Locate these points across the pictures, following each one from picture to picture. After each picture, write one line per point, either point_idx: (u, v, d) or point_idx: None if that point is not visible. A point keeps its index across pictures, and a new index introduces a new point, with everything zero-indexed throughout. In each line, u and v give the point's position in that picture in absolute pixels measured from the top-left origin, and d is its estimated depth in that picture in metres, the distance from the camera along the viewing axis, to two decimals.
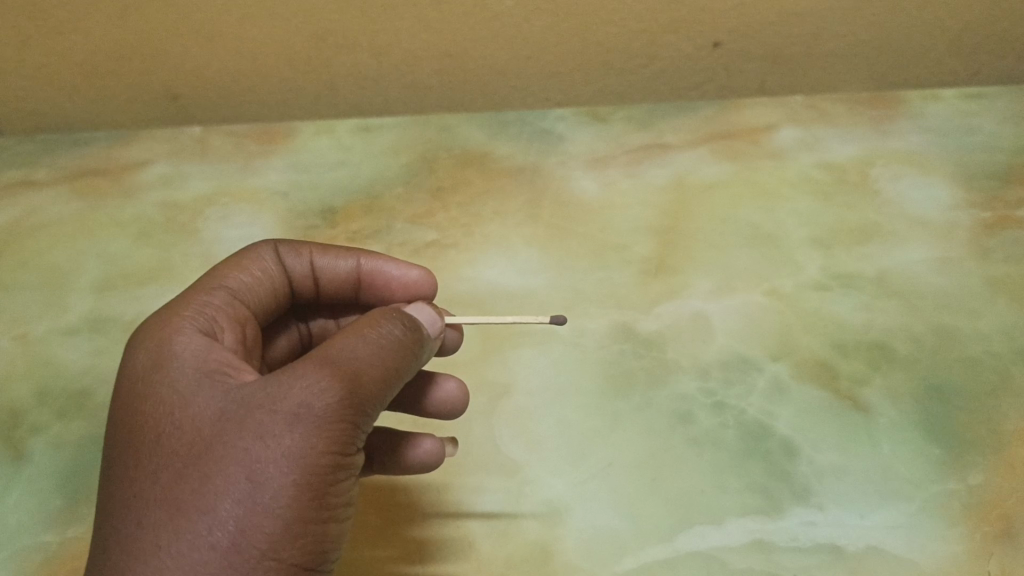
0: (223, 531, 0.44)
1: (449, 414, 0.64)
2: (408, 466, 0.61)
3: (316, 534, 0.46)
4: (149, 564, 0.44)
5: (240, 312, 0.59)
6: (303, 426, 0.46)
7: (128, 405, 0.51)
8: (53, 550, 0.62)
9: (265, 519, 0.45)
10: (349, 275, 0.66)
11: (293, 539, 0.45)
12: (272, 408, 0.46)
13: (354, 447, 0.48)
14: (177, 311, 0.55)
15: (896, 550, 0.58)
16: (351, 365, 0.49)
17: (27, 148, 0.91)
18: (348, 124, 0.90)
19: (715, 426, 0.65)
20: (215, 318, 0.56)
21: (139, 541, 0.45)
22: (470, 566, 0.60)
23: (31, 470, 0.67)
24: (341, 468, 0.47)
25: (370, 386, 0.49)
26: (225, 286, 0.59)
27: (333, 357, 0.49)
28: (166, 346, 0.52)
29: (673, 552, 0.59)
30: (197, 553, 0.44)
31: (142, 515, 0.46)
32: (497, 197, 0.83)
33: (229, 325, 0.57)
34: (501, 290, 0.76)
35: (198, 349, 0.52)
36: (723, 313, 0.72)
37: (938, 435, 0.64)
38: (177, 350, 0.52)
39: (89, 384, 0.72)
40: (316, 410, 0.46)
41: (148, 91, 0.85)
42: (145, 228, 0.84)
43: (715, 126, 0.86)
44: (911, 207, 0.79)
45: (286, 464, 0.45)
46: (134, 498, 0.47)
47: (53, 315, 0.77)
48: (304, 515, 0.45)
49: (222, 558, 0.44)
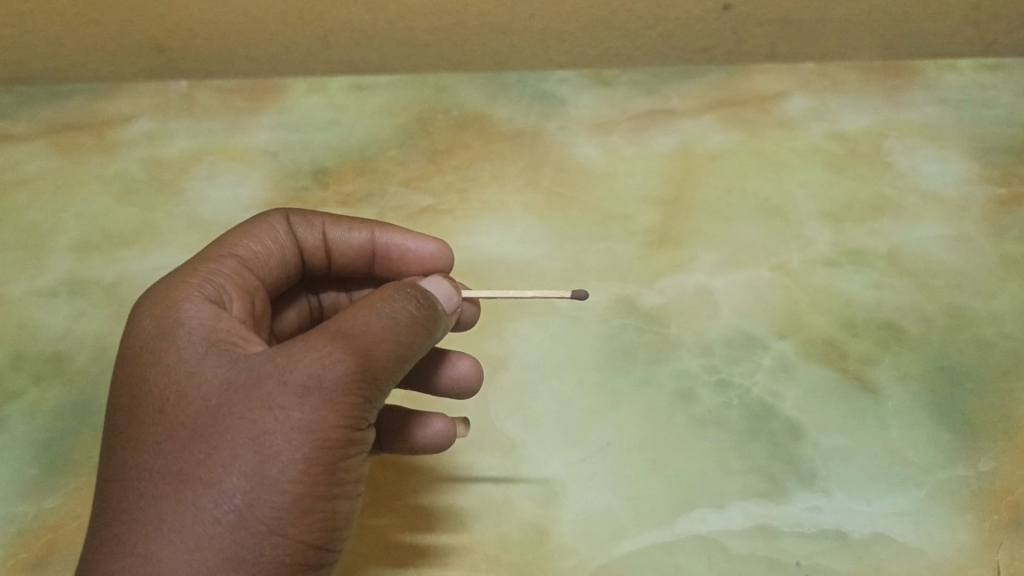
0: (229, 505, 0.42)
1: (463, 393, 0.62)
2: (417, 448, 0.58)
3: (325, 511, 0.44)
4: (150, 537, 0.42)
5: (249, 282, 0.56)
6: (314, 399, 0.43)
7: (130, 372, 0.48)
8: (30, 522, 0.59)
9: (273, 493, 0.42)
10: (363, 248, 0.63)
11: (301, 515, 0.43)
12: (282, 379, 0.44)
13: (366, 423, 0.46)
14: (184, 278, 0.52)
15: (902, 537, 0.56)
16: (365, 337, 0.46)
17: (5, 99, 0.86)
18: (341, 82, 0.87)
19: (719, 406, 0.63)
20: (223, 287, 0.53)
21: (141, 513, 0.43)
22: (461, 543, 0.58)
23: (5, 437, 0.64)
24: (352, 444, 0.45)
25: (383, 360, 0.46)
26: (234, 254, 0.56)
27: (346, 330, 0.46)
28: (172, 313, 0.50)
29: (672, 535, 0.57)
30: (201, 527, 0.42)
31: (144, 486, 0.43)
32: (496, 162, 0.80)
33: (237, 294, 0.54)
34: (499, 259, 0.73)
35: (205, 317, 0.49)
36: (727, 288, 0.69)
37: (948, 420, 0.62)
38: (183, 317, 0.49)
39: (68, 350, 0.69)
40: (327, 382, 0.44)
41: (133, 43, 0.81)
42: (128, 187, 0.80)
43: (723, 92, 0.83)
44: (925, 181, 0.76)
45: (295, 437, 0.43)
46: (135, 468, 0.44)
47: (32, 275, 0.74)
48: (313, 491, 0.43)
49: (227, 533, 0.42)
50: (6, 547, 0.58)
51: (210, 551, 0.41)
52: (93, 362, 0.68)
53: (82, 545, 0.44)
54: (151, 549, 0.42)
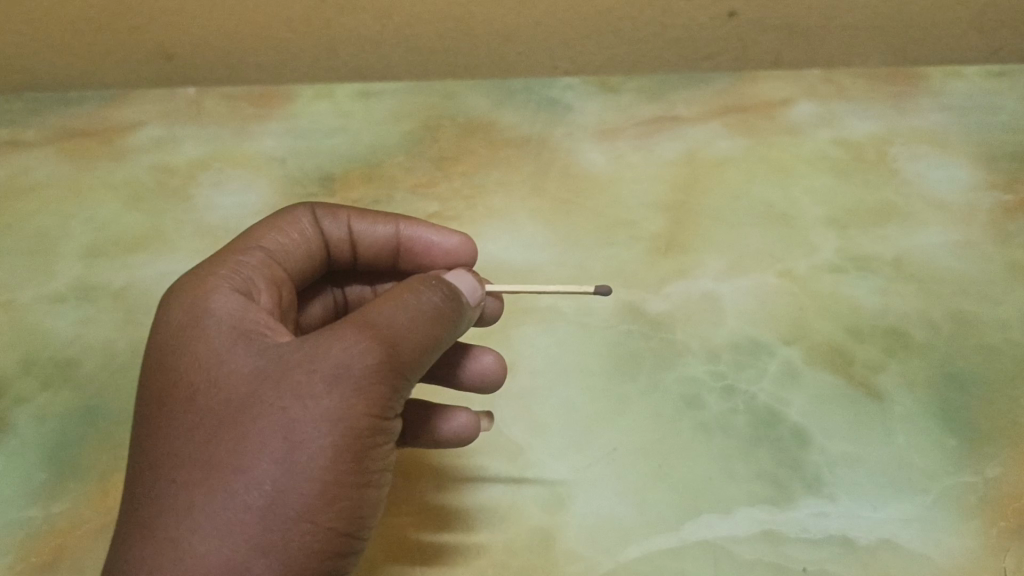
0: (258, 492, 0.42)
1: (486, 388, 0.62)
2: (440, 441, 0.59)
3: (352, 499, 0.44)
4: (181, 523, 0.42)
5: (276, 273, 0.57)
6: (342, 387, 0.44)
7: (161, 362, 0.49)
8: (39, 526, 0.60)
9: (301, 481, 0.42)
10: (387, 241, 0.63)
11: (330, 503, 0.43)
12: (311, 367, 0.44)
13: (393, 412, 0.46)
14: (213, 268, 0.53)
15: (909, 544, 0.57)
16: (393, 327, 0.47)
17: (15, 107, 0.87)
18: (348, 89, 0.87)
19: (724, 411, 0.63)
20: (251, 278, 0.54)
21: (172, 499, 0.43)
22: (467, 547, 0.58)
23: (13, 441, 0.64)
24: (379, 432, 0.45)
25: (411, 350, 0.46)
26: (261, 247, 0.56)
27: (374, 319, 0.46)
28: (201, 302, 0.50)
29: (679, 541, 0.57)
30: (231, 514, 0.42)
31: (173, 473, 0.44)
32: (502, 168, 0.80)
33: (265, 286, 0.54)
34: (505, 265, 0.73)
35: (234, 307, 0.50)
36: (734, 294, 0.69)
37: (954, 425, 0.62)
38: (212, 307, 0.50)
39: (76, 355, 0.69)
40: (355, 370, 0.44)
41: (140, 50, 0.82)
42: (137, 193, 0.81)
43: (729, 99, 0.83)
44: (930, 188, 0.76)
45: (324, 425, 0.43)
46: (166, 456, 0.45)
47: (40, 280, 0.75)
48: (340, 478, 0.43)
49: (256, 519, 0.42)
50: (15, 551, 0.59)
51: (240, 537, 0.42)
52: (101, 367, 0.68)
53: (113, 531, 0.45)
54: (182, 535, 0.42)
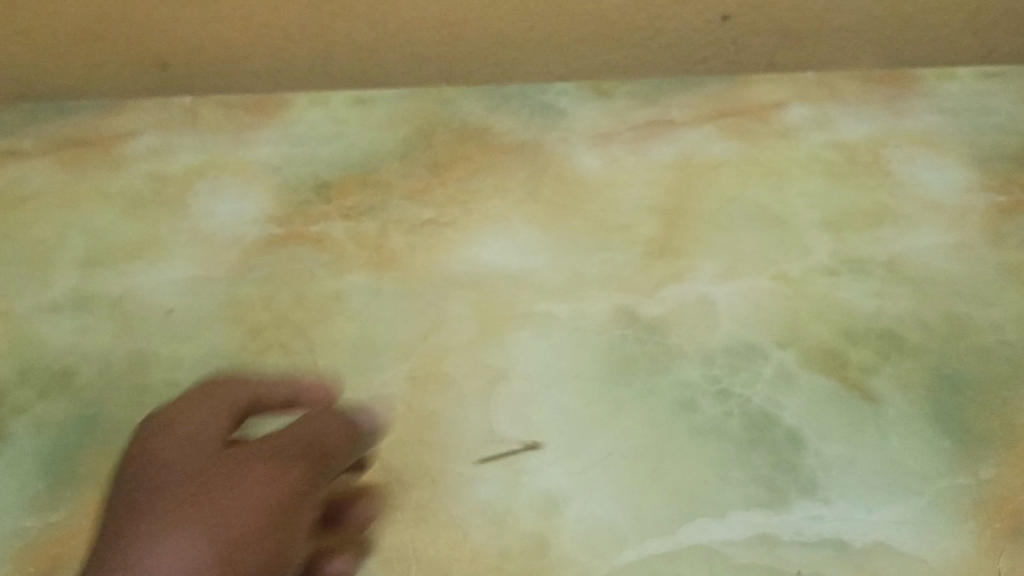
0: (235, 510, 0.54)
1: None
2: None
3: (278, 543, 0.55)
4: (150, 548, 0.52)
5: (238, 399, 0.63)
6: (300, 462, 0.57)
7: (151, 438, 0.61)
8: (36, 536, 0.60)
9: (265, 498, 0.55)
10: None
11: (278, 525, 0.55)
12: (273, 445, 0.58)
13: (315, 492, 0.58)
14: (173, 413, 0.61)
15: (904, 547, 0.57)
16: (322, 434, 0.59)
17: (10, 116, 0.86)
18: (343, 96, 0.87)
19: (719, 415, 0.63)
20: (207, 418, 0.61)
21: (154, 521, 0.54)
22: (462, 553, 0.58)
23: (11, 451, 0.64)
24: (299, 507, 0.57)
25: (341, 449, 0.59)
26: (219, 389, 0.63)
27: (312, 436, 0.59)
28: (165, 439, 0.59)
29: (673, 546, 0.57)
30: (205, 532, 0.53)
31: (207, 449, 0.59)
32: (497, 174, 0.80)
33: (225, 415, 0.62)
34: (500, 271, 0.73)
35: (189, 440, 0.59)
36: (729, 298, 0.70)
37: (948, 428, 0.62)
38: (174, 441, 0.59)
39: (73, 364, 0.69)
40: (308, 450, 0.58)
41: (139, 56, 0.83)
42: (133, 202, 0.80)
43: (723, 102, 0.83)
44: (924, 190, 0.76)
45: (282, 484, 0.56)
46: (156, 482, 0.57)
47: (37, 289, 0.74)
48: (276, 523, 0.55)
49: (221, 547, 0.53)
50: (13, 560, 0.59)
51: (196, 561, 0.52)
52: (98, 376, 0.68)
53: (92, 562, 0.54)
54: (150, 561, 0.52)
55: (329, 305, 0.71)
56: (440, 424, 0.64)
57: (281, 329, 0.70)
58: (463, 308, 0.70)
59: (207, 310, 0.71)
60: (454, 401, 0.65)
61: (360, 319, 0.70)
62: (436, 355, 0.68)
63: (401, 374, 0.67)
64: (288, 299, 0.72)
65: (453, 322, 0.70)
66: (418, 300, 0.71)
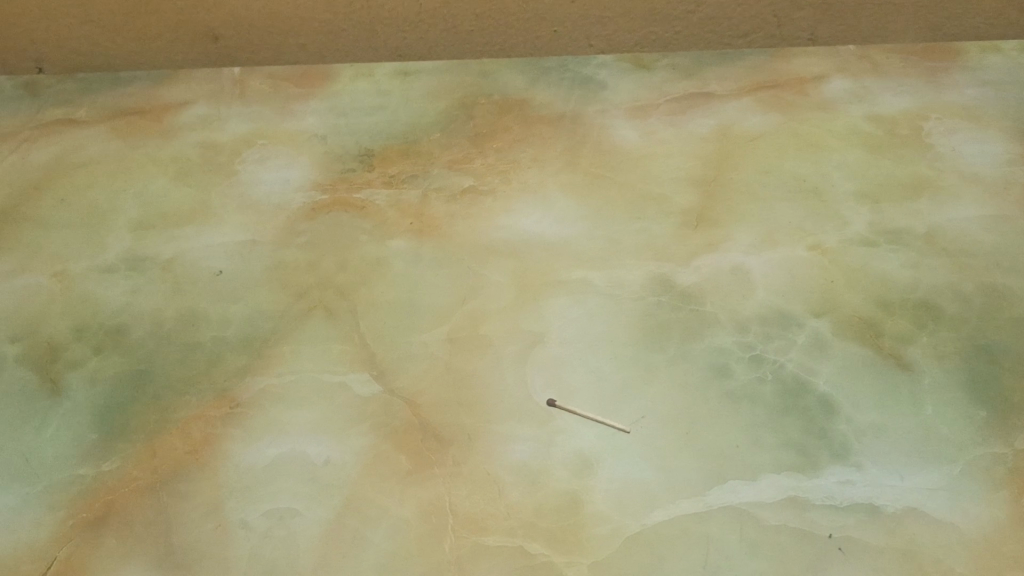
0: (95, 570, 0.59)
1: None
2: None
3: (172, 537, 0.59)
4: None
5: (237, 396, 0.66)
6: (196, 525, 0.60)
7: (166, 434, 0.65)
8: (90, 484, 0.62)
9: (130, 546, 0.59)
10: None
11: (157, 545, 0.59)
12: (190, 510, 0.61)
13: (260, 485, 0.62)
14: (184, 420, 0.65)
15: (936, 512, 0.57)
16: None
17: (68, 86, 0.89)
18: (386, 68, 0.88)
19: (752, 381, 0.64)
20: (211, 420, 0.65)
21: (80, 533, 0.60)
22: (498, 508, 0.59)
23: (67, 403, 0.66)
24: (196, 507, 0.61)
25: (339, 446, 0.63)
26: (229, 384, 0.67)
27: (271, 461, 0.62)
28: (180, 445, 0.64)
29: (704, 506, 0.58)
30: None
31: (233, 437, 0.64)
32: (536, 144, 0.81)
33: (226, 413, 0.65)
34: (538, 238, 0.74)
35: (197, 446, 0.64)
36: (764, 267, 0.70)
37: (983, 397, 0.62)
38: (191, 445, 0.64)
39: (126, 323, 0.71)
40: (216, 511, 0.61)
41: (187, 34, 0.86)
42: (184, 168, 0.82)
43: (762, 76, 0.84)
44: (965, 162, 0.76)
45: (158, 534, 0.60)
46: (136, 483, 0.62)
47: (92, 253, 0.76)
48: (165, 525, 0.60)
49: None
50: (68, 506, 0.61)
51: None
52: (150, 334, 0.70)
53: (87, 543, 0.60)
54: None
55: (371, 270, 0.73)
56: (477, 386, 0.65)
57: (325, 292, 0.72)
58: (502, 274, 0.72)
59: (255, 273, 0.73)
60: (490, 360, 0.67)
61: (400, 284, 0.72)
62: (473, 319, 0.69)
63: (440, 336, 0.68)
64: (332, 264, 0.74)
65: (491, 288, 0.71)
66: (457, 266, 0.73)
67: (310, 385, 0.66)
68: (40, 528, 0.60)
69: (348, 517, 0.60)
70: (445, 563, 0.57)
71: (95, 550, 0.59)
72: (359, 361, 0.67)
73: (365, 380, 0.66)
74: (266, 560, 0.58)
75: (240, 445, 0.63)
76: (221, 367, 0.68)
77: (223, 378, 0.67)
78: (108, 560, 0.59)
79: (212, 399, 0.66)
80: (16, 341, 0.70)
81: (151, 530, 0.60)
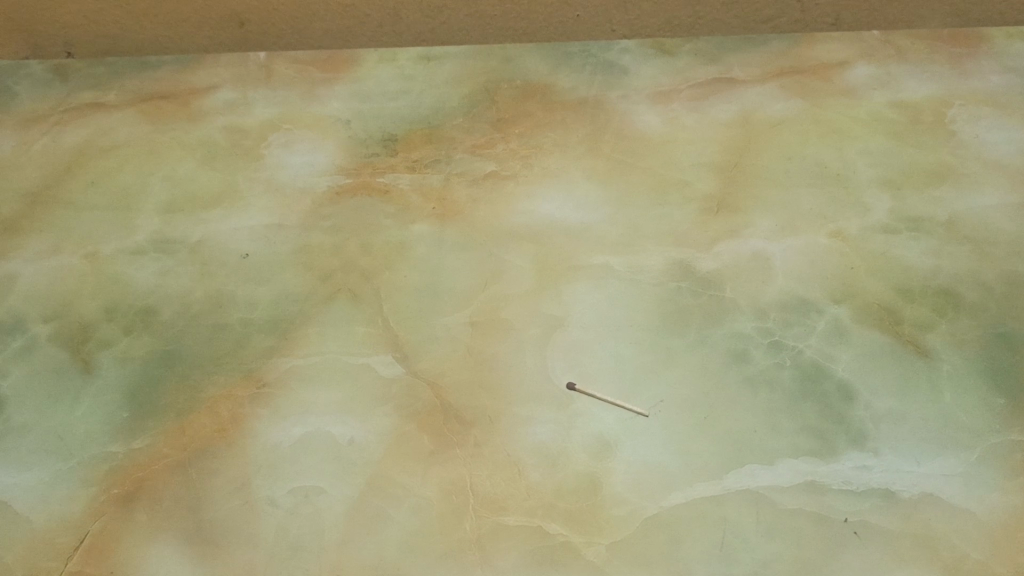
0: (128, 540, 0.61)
1: None
2: None
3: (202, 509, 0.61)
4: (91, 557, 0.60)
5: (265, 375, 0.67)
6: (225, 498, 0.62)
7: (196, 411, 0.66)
8: (121, 460, 0.64)
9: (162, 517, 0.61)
10: None
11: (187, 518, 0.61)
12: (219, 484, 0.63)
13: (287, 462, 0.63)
14: (213, 398, 0.66)
15: (952, 498, 0.58)
16: None
17: (97, 70, 0.90)
18: (410, 53, 0.89)
19: (771, 366, 0.64)
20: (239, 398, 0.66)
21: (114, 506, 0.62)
22: (518, 489, 0.60)
23: (98, 382, 0.68)
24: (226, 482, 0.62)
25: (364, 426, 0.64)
26: (255, 365, 0.68)
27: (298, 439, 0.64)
28: (209, 422, 0.65)
29: (721, 490, 0.59)
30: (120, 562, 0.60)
31: (260, 417, 0.65)
32: (559, 130, 0.82)
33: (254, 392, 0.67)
34: (559, 223, 0.75)
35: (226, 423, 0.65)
36: (784, 254, 0.71)
37: (1002, 385, 0.62)
38: (220, 423, 0.65)
39: (155, 304, 0.73)
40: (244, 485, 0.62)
41: (214, 19, 0.87)
42: (211, 152, 0.83)
43: (786, 61, 0.83)
44: (989, 149, 0.76)
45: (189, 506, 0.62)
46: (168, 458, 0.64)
47: (121, 235, 0.78)
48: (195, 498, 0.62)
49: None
50: (100, 482, 0.63)
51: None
52: (178, 315, 0.72)
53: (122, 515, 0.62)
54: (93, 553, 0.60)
55: (394, 254, 0.74)
56: (499, 369, 0.66)
57: (350, 275, 0.73)
58: (523, 258, 0.73)
59: (281, 256, 0.75)
60: (512, 343, 0.68)
61: (423, 267, 0.73)
62: (495, 302, 0.70)
63: (461, 319, 0.69)
64: (356, 248, 0.75)
65: (511, 273, 0.72)
66: (479, 250, 0.73)
67: (335, 366, 0.67)
68: (74, 502, 0.62)
69: (372, 496, 0.61)
70: (466, 542, 0.59)
71: (127, 525, 0.61)
72: (382, 344, 0.68)
73: (389, 362, 0.67)
74: (293, 537, 0.60)
75: (267, 424, 0.65)
76: (248, 348, 0.69)
77: (250, 358, 0.68)
78: (139, 535, 0.61)
79: (239, 379, 0.67)
80: (48, 321, 0.72)
81: (181, 505, 0.62)
